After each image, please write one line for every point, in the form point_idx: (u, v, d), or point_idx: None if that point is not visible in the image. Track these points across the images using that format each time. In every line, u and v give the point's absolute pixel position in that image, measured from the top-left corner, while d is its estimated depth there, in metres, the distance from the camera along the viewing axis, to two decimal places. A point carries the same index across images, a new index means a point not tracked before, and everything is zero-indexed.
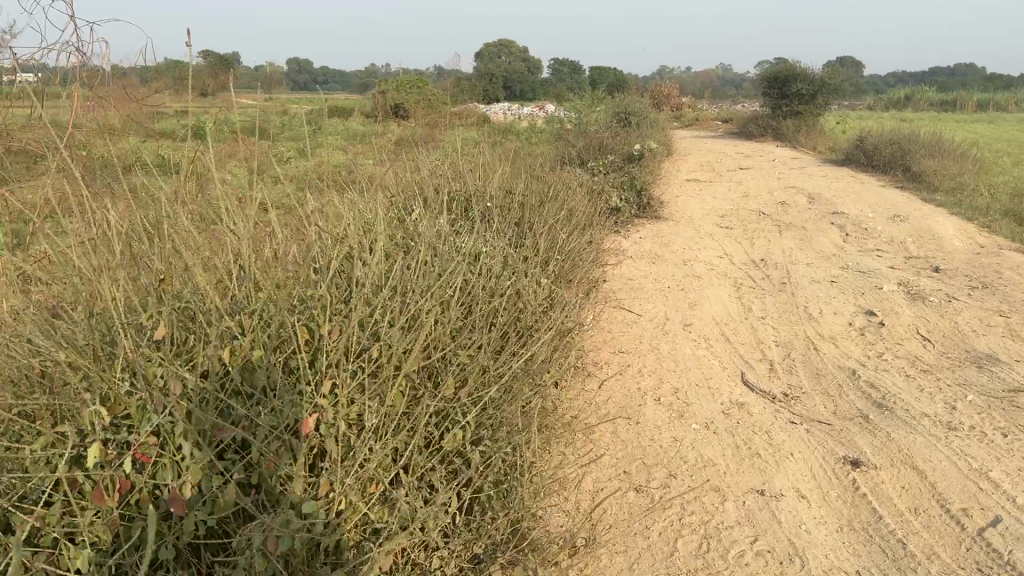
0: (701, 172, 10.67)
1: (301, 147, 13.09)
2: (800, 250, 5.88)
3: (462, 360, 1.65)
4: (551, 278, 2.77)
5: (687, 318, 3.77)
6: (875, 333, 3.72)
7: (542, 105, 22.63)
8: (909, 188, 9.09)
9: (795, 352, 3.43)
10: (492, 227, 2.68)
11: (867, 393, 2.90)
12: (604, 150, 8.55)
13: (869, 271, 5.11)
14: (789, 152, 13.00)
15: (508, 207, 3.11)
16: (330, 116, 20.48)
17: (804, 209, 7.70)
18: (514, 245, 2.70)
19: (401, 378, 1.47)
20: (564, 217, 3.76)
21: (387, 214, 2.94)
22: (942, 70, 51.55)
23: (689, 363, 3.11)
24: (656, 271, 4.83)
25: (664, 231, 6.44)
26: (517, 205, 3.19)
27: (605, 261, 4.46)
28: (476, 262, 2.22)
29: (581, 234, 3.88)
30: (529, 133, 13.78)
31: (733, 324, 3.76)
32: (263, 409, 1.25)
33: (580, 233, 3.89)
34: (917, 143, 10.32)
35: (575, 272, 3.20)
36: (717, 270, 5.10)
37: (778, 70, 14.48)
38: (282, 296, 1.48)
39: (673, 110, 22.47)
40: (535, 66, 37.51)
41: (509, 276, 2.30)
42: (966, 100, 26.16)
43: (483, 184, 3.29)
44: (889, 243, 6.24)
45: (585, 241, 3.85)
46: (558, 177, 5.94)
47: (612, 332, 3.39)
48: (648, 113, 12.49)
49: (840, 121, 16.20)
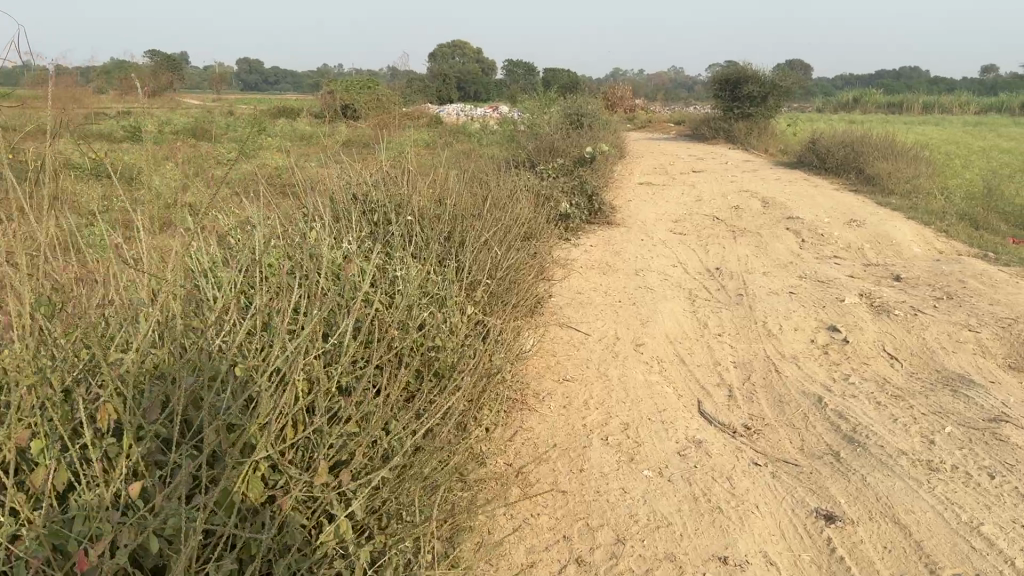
0: (654, 175, 10.45)
1: (241, 150, 12.54)
2: (756, 257, 5.65)
3: (347, 430, 1.31)
4: (482, 303, 2.41)
5: (638, 337, 3.45)
6: (840, 352, 3.46)
7: (495, 106, 22.35)
8: (863, 191, 8.97)
9: (755, 375, 3.13)
10: (412, 245, 2.31)
11: (835, 424, 2.63)
12: (554, 152, 8.26)
13: (828, 280, 4.89)
14: (742, 155, 12.89)
15: (437, 215, 2.76)
16: (276, 117, 19.91)
17: (758, 214, 7.50)
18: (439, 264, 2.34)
19: (255, 464, 1.13)
20: (503, 225, 3.42)
21: (294, 221, 2.54)
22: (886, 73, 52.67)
23: (640, 392, 2.78)
24: (607, 282, 4.53)
25: (616, 238, 6.16)
26: (449, 215, 2.80)
27: (550, 272, 4.14)
28: (385, 290, 1.87)
29: (524, 247, 3.54)
30: (479, 135, 13.47)
31: (688, 343, 3.46)
32: (34, 527, 0.93)
33: (521, 243, 3.55)
34: (869, 146, 10.24)
35: (513, 292, 2.83)
36: (671, 280, 4.82)
37: (729, 72, 14.39)
38: (94, 355, 1.14)
39: (627, 111, 22.38)
40: (490, 67, 37.27)
41: (427, 303, 1.95)
42: (912, 103, 26.53)
43: (411, 189, 2.90)
44: (846, 250, 6.04)
45: (526, 252, 3.51)
46: (504, 181, 5.63)
47: (555, 356, 3.05)
48: (600, 114, 12.24)
49: (792, 124, 16.21)
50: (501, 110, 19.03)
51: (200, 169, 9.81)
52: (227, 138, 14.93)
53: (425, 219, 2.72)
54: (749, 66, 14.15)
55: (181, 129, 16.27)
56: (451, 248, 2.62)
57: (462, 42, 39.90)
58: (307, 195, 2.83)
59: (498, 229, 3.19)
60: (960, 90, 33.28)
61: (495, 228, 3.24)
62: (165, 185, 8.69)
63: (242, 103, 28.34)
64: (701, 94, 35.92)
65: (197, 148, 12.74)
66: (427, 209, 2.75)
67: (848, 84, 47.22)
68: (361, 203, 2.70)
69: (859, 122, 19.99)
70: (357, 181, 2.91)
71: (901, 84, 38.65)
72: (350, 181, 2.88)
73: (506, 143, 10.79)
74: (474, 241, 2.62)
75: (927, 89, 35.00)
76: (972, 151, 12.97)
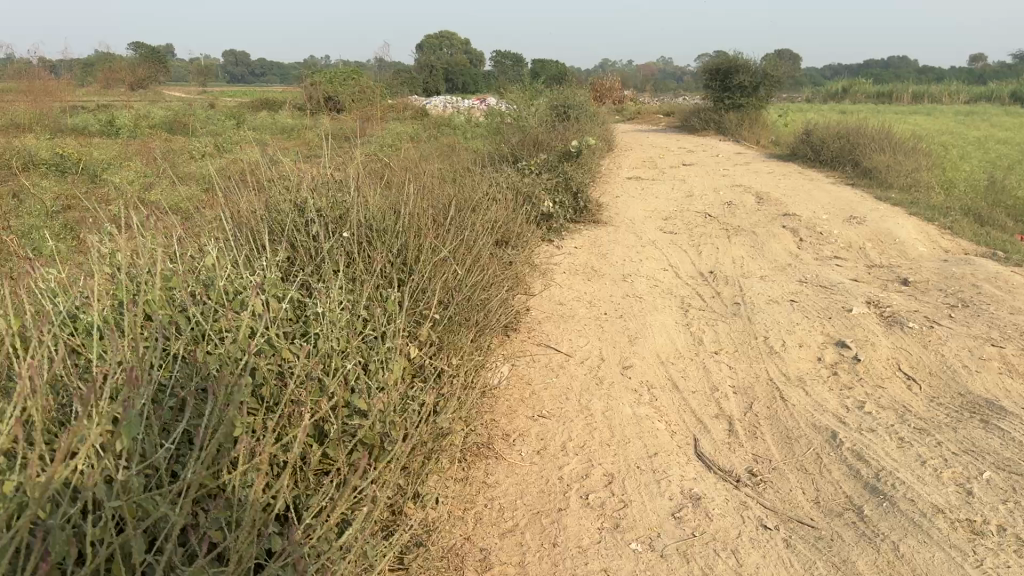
0: (643, 169, 10.09)
1: (217, 146, 12.06)
2: (752, 258, 5.30)
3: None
4: (438, 334, 2.01)
5: (625, 358, 3.07)
6: (851, 374, 3.10)
7: (483, 97, 21.87)
8: (860, 185, 8.62)
9: (758, 404, 2.75)
10: (353, 268, 1.91)
11: (853, 467, 2.26)
12: (538, 146, 7.87)
13: (831, 286, 4.53)
14: (733, 147, 12.53)
15: (387, 218, 2.37)
16: (258, 110, 19.39)
17: (752, 210, 7.14)
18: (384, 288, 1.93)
19: None
20: (467, 233, 3.04)
21: (218, 240, 2.15)
22: (874, 62, 52.54)
23: (628, 430, 2.39)
24: (592, 291, 4.15)
25: (604, 238, 5.79)
26: (403, 223, 2.39)
27: (528, 282, 3.76)
28: (298, 339, 1.48)
29: (496, 258, 3.13)
30: (463, 128, 13.06)
31: (682, 364, 3.08)
32: None
33: (491, 251, 3.16)
34: (865, 137, 9.90)
35: (478, 316, 2.43)
36: (661, 286, 4.45)
37: (719, 61, 14.02)
38: None
39: (615, 102, 22.01)
40: (477, 58, 36.83)
41: (356, 346, 1.54)
42: (902, 92, 26.26)
43: (360, 193, 2.48)
44: (847, 250, 5.69)
45: (498, 263, 3.12)
46: (481, 179, 5.24)
47: (532, 387, 2.66)
48: (588, 105, 11.83)
49: (783, 114, 15.87)
50: (487, 101, 18.61)
51: (170, 167, 9.40)
52: (205, 134, 14.49)
53: (374, 229, 2.31)
54: (740, 55, 13.79)
55: (158, 122, 15.82)
56: (400, 256, 2.23)
57: (450, 33, 39.41)
58: (237, 203, 2.44)
59: (457, 235, 2.80)
60: (948, 80, 33.11)
61: (455, 235, 2.84)
62: (131, 184, 8.28)
63: (227, 95, 27.85)
64: (692, 85, 35.52)
65: (171, 143, 12.31)
66: (375, 207, 2.37)
67: (835, 75, 47.12)
68: (296, 205, 2.31)
69: (851, 111, 19.70)
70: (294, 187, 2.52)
71: (891, 74, 38.44)
72: (285, 185, 2.49)
73: (491, 135, 10.38)
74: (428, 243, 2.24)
75: (918, 78, 34.74)
76: (969, 142, 12.64)
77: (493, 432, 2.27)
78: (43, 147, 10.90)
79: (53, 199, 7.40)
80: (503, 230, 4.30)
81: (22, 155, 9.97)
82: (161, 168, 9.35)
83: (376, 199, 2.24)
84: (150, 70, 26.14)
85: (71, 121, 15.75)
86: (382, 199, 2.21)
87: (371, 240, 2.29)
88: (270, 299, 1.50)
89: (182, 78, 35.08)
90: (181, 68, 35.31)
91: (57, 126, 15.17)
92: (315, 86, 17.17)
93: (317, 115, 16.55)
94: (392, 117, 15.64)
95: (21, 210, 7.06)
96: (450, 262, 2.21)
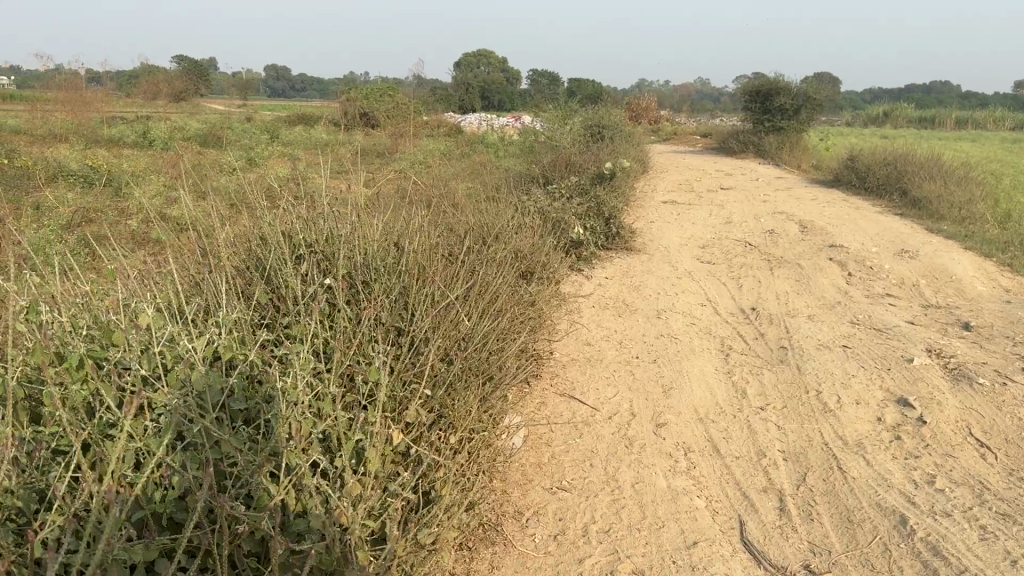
0: (680, 192, 9.75)
1: (247, 160, 11.94)
2: (797, 294, 4.96)
3: None
4: (434, 402, 1.71)
5: (659, 413, 2.72)
6: (915, 439, 2.73)
7: (518, 115, 21.69)
8: (909, 216, 8.20)
9: (813, 475, 2.40)
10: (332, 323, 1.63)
11: (930, 566, 1.90)
12: (570, 167, 7.56)
13: (885, 329, 4.16)
14: (773, 171, 12.14)
15: (386, 256, 2.10)
16: (293, 124, 19.35)
17: (796, 239, 6.77)
18: (370, 350, 1.64)
19: None
20: (484, 267, 2.75)
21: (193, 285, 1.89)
22: (916, 87, 51.79)
23: (662, 510, 2.04)
24: (623, 330, 3.80)
25: (637, 268, 5.46)
26: (404, 263, 2.10)
27: (553, 320, 3.42)
28: (243, 428, 1.21)
29: (514, 297, 2.81)
30: (496, 146, 12.80)
31: (724, 423, 2.72)
32: None
33: (510, 286, 2.86)
34: (914, 164, 9.47)
35: (489, 371, 2.12)
36: (699, 325, 4.10)
37: (759, 83, 13.65)
38: None
39: (651, 122, 21.70)
40: (514, 76, 36.81)
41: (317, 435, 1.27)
42: (944, 118, 25.67)
43: (358, 223, 2.19)
44: (899, 288, 5.31)
45: (518, 300, 2.82)
46: (507, 205, 4.95)
47: (551, 449, 2.34)
48: (624, 126, 11.52)
49: (825, 137, 15.43)
50: (521, 119, 18.38)
51: (199, 183, 9.26)
52: (237, 147, 14.41)
53: (369, 271, 2.03)
54: (781, 77, 13.40)
55: (191, 135, 15.81)
56: (399, 300, 1.96)
57: (488, 50, 39.36)
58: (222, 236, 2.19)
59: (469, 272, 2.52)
60: (992, 106, 32.38)
61: (468, 271, 2.55)
62: (156, 198, 8.13)
63: (264, 109, 27.98)
64: (729, 105, 35.08)
65: (203, 157, 12.22)
66: (373, 242, 2.10)
67: (875, 99, 46.33)
68: (282, 240, 2.06)
69: (893, 136, 19.18)
70: (284, 217, 2.27)
71: (934, 99, 37.73)
72: (273, 214, 2.24)
73: (524, 154, 10.11)
74: (430, 285, 1.96)
75: (964, 104, 33.98)
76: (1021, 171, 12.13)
77: (502, 509, 1.97)
78: (73, 158, 10.84)
79: (75, 212, 7.26)
80: (527, 263, 3.97)
81: (51, 168, 9.90)
82: (188, 182, 9.20)
83: (373, 234, 1.98)
84: (190, 83, 26.34)
85: (107, 133, 15.79)
86: (378, 235, 1.95)
87: (368, 282, 2.02)
88: (215, 372, 1.26)
89: (222, 90, 35.39)
90: (221, 81, 35.63)
91: (92, 137, 15.21)
92: (351, 101, 17.12)
93: (350, 131, 16.42)
94: (425, 135, 15.46)
95: (41, 223, 6.91)
96: (455, 308, 1.93)
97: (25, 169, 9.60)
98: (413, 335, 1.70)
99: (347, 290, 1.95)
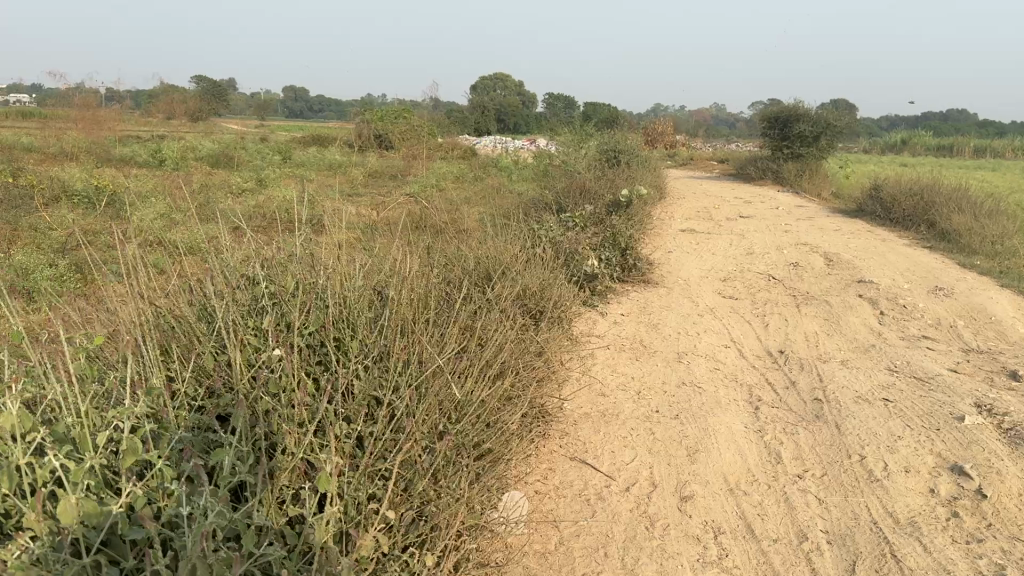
0: (698, 221, 9.44)
1: (256, 182, 11.74)
2: (826, 336, 4.64)
3: None
4: (408, 508, 1.43)
5: (683, 484, 2.39)
6: (976, 517, 2.37)
7: (533, 139, 21.48)
8: (939, 249, 7.86)
9: (862, 566, 2.06)
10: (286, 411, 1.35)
11: None
12: (586, 194, 7.25)
13: (927, 379, 3.82)
14: (792, 199, 11.83)
15: (365, 309, 1.84)
16: (307, 145, 19.20)
17: (821, 273, 6.44)
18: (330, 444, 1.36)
19: None
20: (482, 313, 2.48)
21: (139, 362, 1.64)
22: (931, 114, 51.46)
23: None
24: (642, 377, 3.47)
25: (656, 303, 5.15)
26: (383, 321, 1.81)
27: (564, 371, 3.09)
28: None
29: (516, 345, 2.51)
30: (510, 170, 12.55)
31: (755, 496, 2.39)
32: None
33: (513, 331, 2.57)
34: (941, 195, 9.14)
35: (483, 447, 1.84)
36: (724, 371, 3.78)
37: (777, 110, 13.38)
38: None
39: (667, 146, 21.44)
40: (529, 100, 36.80)
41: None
42: (963, 145, 25.38)
43: (331, 275, 1.91)
44: (936, 329, 4.98)
45: (520, 348, 2.53)
46: (516, 238, 4.66)
47: (559, 532, 2.06)
48: (641, 152, 11.23)
49: (844, 164, 15.11)
50: (537, 143, 18.13)
51: (205, 206, 9.01)
52: (248, 168, 14.19)
53: (342, 332, 1.74)
54: (801, 103, 13.11)
55: (203, 154, 15.61)
56: (377, 364, 1.68)
57: (503, 74, 39.28)
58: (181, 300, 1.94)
59: (462, 323, 2.25)
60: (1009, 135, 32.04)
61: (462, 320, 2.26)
62: (159, 221, 7.86)
63: (279, 129, 27.90)
64: (744, 132, 34.97)
65: (213, 178, 11.99)
66: (349, 292, 1.85)
67: (893, 125, 45.98)
68: (244, 292, 1.82)
69: (913, 164, 18.86)
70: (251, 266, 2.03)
71: (953, 127, 37.37)
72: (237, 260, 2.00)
73: (538, 179, 9.84)
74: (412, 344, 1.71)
75: (982, 133, 33.62)
76: None
77: None
78: (80, 177, 10.62)
79: (73, 234, 6.99)
80: (536, 302, 3.66)
81: (55, 187, 9.68)
82: (193, 205, 8.96)
83: (347, 283, 1.74)
84: (206, 105, 26.31)
85: (119, 151, 15.62)
86: (352, 287, 1.70)
87: (343, 342, 1.74)
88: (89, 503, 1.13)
89: (238, 110, 35.41)
90: (238, 101, 35.70)
91: (104, 156, 15.05)
92: (365, 124, 17.18)
93: (364, 153, 16.21)
94: (438, 158, 15.21)
95: (36, 246, 6.64)
96: (442, 371, 1.68)
97: (28, 187, 9.37)
98: (383, 414, 1.45)
99: (315, 355, 1.66)
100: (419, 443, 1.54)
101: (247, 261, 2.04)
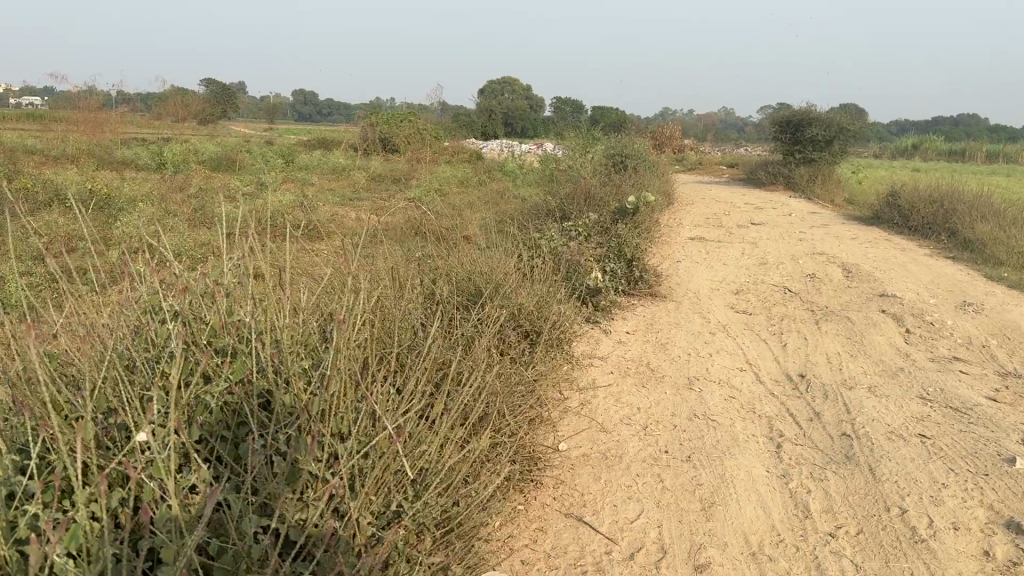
0: (708, 227, 9.09)
1: (256, 185, 11.42)
2: (849, 357, 4.28)
3: None
4: None
5: (698, 548, 2.04)
6: None
7: (540, 143, 21.14)
8: (961, 260, 7.48)
9: None
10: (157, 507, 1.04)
11: None
12: (590, 201, 6.89)
13: (965, 410, 3.45)
14: (804, 206, 11.47)
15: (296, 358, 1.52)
16: (313, 149, 18.93)
17: (840, 286, 6.08)
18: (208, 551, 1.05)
19: None
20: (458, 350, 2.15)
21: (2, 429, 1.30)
22: (942, 119, 50.99)
23: None
24: (649, 408, 3.11)
25: (664, 319, 4.79)
26: (313, 375, 1.49)
27: (557, 406, 2.73)
28: None
29: (499, 381, 2.17)
30: (516, 174, 12.21)
31: (784, 563, 2.04)
32: None
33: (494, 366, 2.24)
34: (962, 202, 8.76)
35: (442, 527, 1.52)
36: (740, 400, 3.42)
37: (788, 113, 13.03)
38: None
39: (676, 151, 21.08)
40: (538, 104, 36.51)
41: None
42: (975, 150, 24.95)
43: (256, 317, 1.59)
44: (968, 349, 4.61)
45: (505, 386, 2.19)
46: (512, 250, 4.32)
47: None
48: (650, 156, 10.88)
49: (856, 169, 14.75)
50: (544, 147, 17.76)
51: (199, 211, 8.70)
52: (249, 172, 13.87)
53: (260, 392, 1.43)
54: (814, 107, 12.75)
55: (204, 157, 15.32)
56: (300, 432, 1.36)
57: (512, 78, 39.02)
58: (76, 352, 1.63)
59: (432, 363, 1.93)
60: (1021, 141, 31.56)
61: (431, 359, 1.93)
62: (148, 225, 7.54)
63: (286, 132, 27.56)
64: (754, 136, 34.59)
65: (211, 181, 11.68)
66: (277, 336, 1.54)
67: (902, 131, 45.49)
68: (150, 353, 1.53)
69: (928, 170, 18.47)
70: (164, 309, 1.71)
71: (965, 131, 36.90)
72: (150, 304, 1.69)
73: (544, 184, 9.50)
74: (349, 402, 1.40)
75: (997, 138, 33.07)
76: None
77: None
78: (74, 179, 10.33)
79: (55, 238, 6.67)
80: (532, 321, 3.31)
81: (45, 190, 9.38)
82: (188, 210, 8.63)
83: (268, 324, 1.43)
84: (213, 109, 26.11)
85: (121, 154, 15.35)
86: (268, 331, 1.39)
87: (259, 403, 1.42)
88: None
89: (246, 113, 35.22)
90: (248, 106, 35.54)
91: (105, 158, 14.76)
92: (372, 127, 16.89)
93: (368, 156, 15.90)
94: (443, 162, 14.88)
95: (16, 252, 6.31)
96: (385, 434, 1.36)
97: (20, 189, 9.05)
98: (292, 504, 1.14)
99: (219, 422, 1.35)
100: (345, 537, 1.23)
101: (165, 304, 1.74)
